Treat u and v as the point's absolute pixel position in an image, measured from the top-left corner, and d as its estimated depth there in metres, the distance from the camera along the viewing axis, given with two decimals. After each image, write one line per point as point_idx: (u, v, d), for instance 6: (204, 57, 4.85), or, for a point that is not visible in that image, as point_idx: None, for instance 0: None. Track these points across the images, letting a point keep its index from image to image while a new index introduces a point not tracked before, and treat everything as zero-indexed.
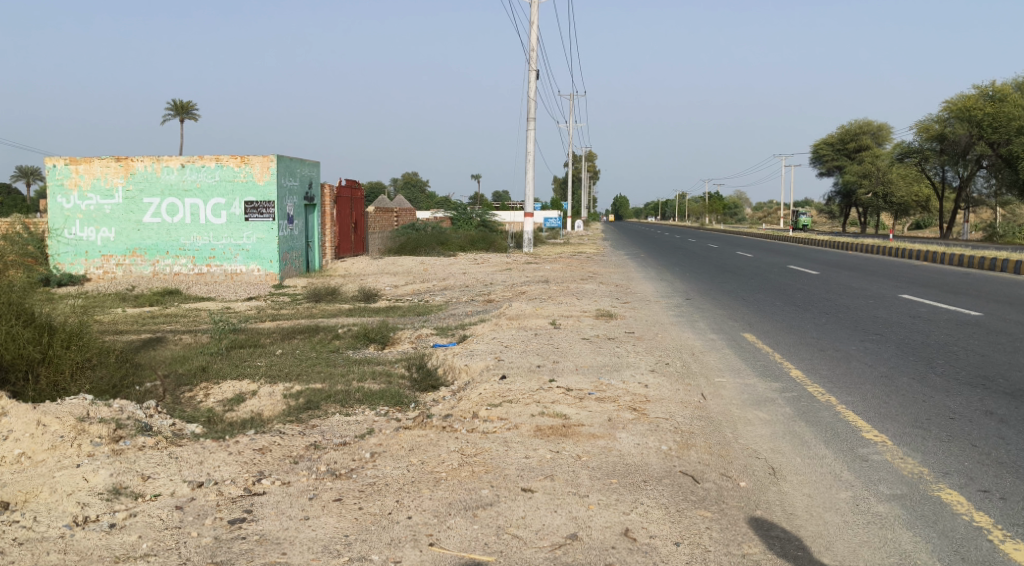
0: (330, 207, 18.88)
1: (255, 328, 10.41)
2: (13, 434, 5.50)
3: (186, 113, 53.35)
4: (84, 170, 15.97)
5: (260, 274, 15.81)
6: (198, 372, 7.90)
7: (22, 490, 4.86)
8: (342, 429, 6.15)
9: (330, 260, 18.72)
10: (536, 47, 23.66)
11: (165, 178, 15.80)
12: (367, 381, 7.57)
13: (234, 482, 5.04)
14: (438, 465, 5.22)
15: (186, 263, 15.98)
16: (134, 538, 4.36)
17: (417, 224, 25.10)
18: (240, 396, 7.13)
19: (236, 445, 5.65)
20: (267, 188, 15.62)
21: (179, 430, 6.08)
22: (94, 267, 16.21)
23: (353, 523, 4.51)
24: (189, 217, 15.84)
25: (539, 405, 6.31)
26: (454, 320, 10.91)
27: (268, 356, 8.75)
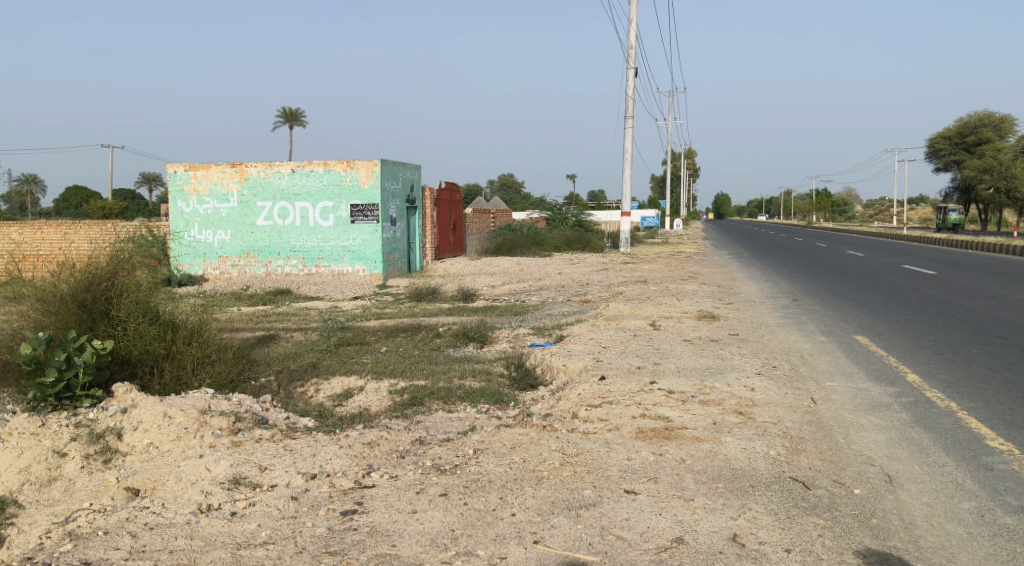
0: (430, 209, 19.23)
1: (360, 326, 10.71)
2: (142, 425, 5.84)
3: (294, 119, 55.24)
4: (202, 175, 16.75)
5: (365, 275, 16.26)
6: (308, 368, 8.20)
7: (150, 479, 5.18)
8: (445, 425, 6.27)
9: (431, 261, 19.06)
10: (635, 44, 23.43)
11: (277, 183, 16.44)
12: (467, 379, 7.69)
13: (345, 475, 5.20)
14: (540, 464, 5.25)
15: (296, 263, 16.56)
16: (254, 526, 4.57)
17: (514, 224, 25.25)
18: (348, 392, 7.35)
19: (346, 438, 5.83)
20: (372, 191, 16.03)
21: (292, 423, 6.32)
22: (212, 267, 17.01)
23: (459, 518, 4.59)
24: (299, 220, 16.42)
25: (641, 407, 6.27)
26: (553, 320, 10.95)
27: (373, 353, 9.00)
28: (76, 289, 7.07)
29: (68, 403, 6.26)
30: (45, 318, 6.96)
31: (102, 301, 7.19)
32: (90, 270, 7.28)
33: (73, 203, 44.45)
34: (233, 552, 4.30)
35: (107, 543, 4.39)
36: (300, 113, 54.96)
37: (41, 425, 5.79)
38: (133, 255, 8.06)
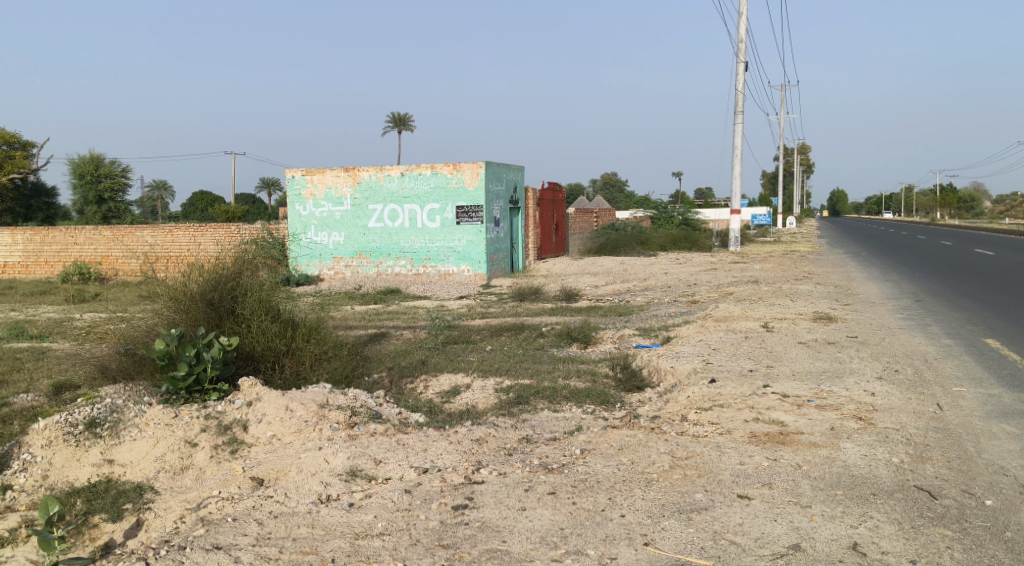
0: (534, 209, 19.34)
1: (466, 325, 10.86)
2: (266, 417, 6.12)
3: (403, 125, 56.57)
4: (318, 180, 17.37)
5: (471, 275, 16.48)
6: (417, 365, 8.38)
7: (274, 470, 5.44)
8: (552, 424, 6.29)
9: (534, 261, 19.16)
10: (745, 38, 22.89)
11: (387, 186, 16.87)
12: (572, 379, 7.69)
13: (456, 470, 5.30)
14: (649, 466, 5.21)
15: (405, 264, 16.94)
16: (371, 518, 4.71)
17: (619, 223, 25.07)
18: (456, 389, 7.48)
19: (456, 435, 5.94)
20: (477, 193, 16.23)
21: (404, 418, 6.48)
22: (327, 268, 17.61)
23: (568, 517, 4.61)
24: (408, 222, 16.80)
25: (753, 411, 6.13)
26: (659, 321, 10.82)
27: (479, 351, 9.11)
28: (205, 289, 7.48)
29: (198, 396, 6.61)
30: (176, 316, 7.38)
31: (228, 299, 7.57)
32: (217, 270, 7.69)
33: (198, 207, 46.82)
34: (351, 542, 4.45)
35: (235, 529, 4.62)
36: (408, 117, 56.27)
37: (174, 416, 6.09)
38: (255, 256, 8.45)
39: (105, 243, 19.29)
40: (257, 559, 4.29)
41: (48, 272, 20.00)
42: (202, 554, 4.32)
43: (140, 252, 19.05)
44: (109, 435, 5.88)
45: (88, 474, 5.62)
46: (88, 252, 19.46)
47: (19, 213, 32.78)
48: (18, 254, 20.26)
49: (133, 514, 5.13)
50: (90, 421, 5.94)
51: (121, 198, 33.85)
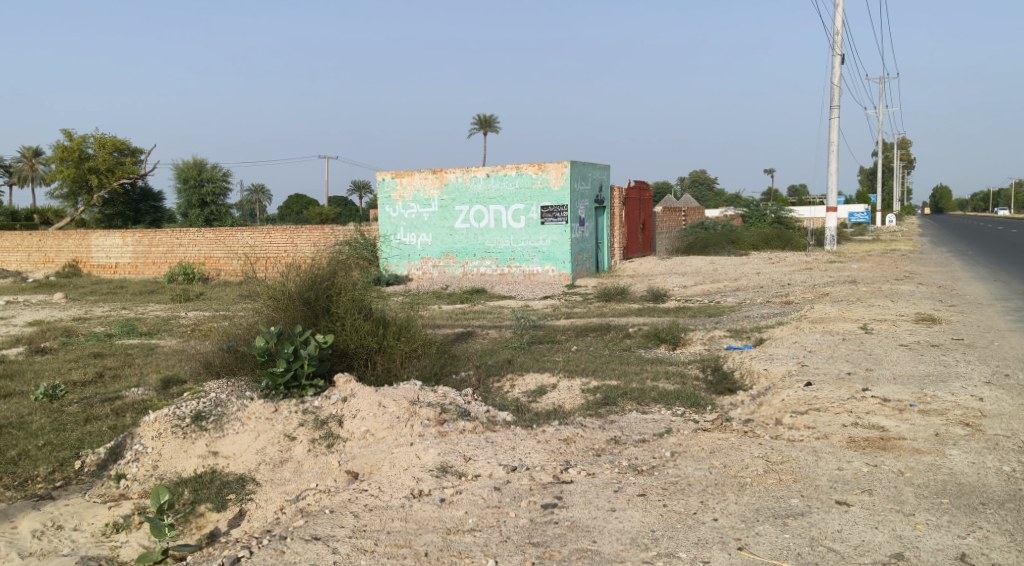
0: (621, 208, 19.21)
1: (552, 325, 10.85)
2: (360, 413, 6.27)
3: (488, 126, 56.95)
4: (407, 182, 17.67)
5: (555, 275, 16.46)
6: (504, 364, 8.44)
7: (368, 464, 5.59)
8: (641, 426, 6.24)
9: (620, 261, 19.03)
10: (841, 30, 22.18)
11: (473, 187, 17.03)
12: (662, 381, 7.60)
13: (545, 469, 5.32)
14: (742, 470, 5.11)
15: (491, 264, 17.06)
16: (461, 513, 4.77)
17: (707, 222, 24.64)
18: (542, 389, 7.50)
19: (544, 434, 5.95)
20: (562, 193, 16.20)
21: (493, 417, 6.53)
22: (415, 268, 17.90)
23: (659, 519, 4.57)
24: (493, 222, 16.92)
25: (852, 415, 5.94)
26: (750, 322, 10.58)
27: (565, 351, 9.10)
28: (301, 288, 7.74)
29: (296, 392, 6.83)
30: (276, 314, 7.68)
31: (323, 299, 7.80)
32: (312, 270, 7.93)
33: (293, 209, 48.26)
34: (444, 537, 4.52)
35: (332, 520, 4.75)
36: (495, 119, 56.64)
37: (275, 411, 6.32)
38: (348, 257, 8.67)
39: (208, 244, 20.10)
40: (354, 551, 4.40)
41: (156, 272, 20.95)
42: (301, 544, 4.46)
43: (240, 253, 19.78)
44: (213, 427, 6.13)
45: (194, 465, 5.87)
46: (192, 253, 20.31)
47: (128, 217, 34.39)
48: (128, 255, 21.29)
49: (236, 504, 5.35)
50: (196, 414, 6.20)
51: (222, 201, 35.16)
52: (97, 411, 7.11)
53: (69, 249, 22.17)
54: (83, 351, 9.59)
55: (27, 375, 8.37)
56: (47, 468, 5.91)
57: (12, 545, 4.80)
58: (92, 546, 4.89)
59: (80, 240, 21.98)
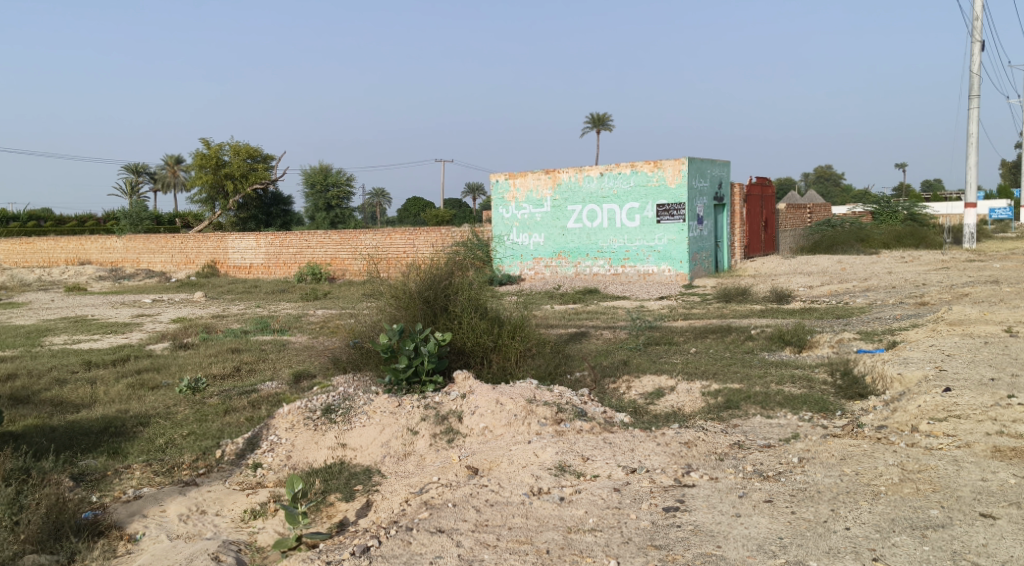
0: (740, 206, 18.74)
1: (670, 326, 10.70)
2: (478, 410, 6.36)
3: (603, 123, 56.58)
4: (520, 183, 17.85)
5: (671, 275, 16.16)
6: (620, 365, 8.37)
7: (488, 460, 5.67)
8: (765, 431, 6.07)
9: (740, 260, 18.55)
10: (982, 15, 20.90)
11: (587, 186, 16.99)
12: (786, 385, 7.38)
13: (665, 472, 5.25)
14: (875, 478, 4.89)
15: (604, 263, 16.94)
16: (582, 513, 4.78)
17: (833, 219, 23.69)
18: (660, 391, 7.41)
19: (664, 436, 5.86)
20: (679, 190, 15.91)
21: (610, 418, 6.49)
22: (528, 268, 18.03)
23: (787, 526, 4.43)
24: (607, 222, 16.81)
25: (997, 423, 5.59)
26: (881, 324, 10.12)
27: (683, 353, 8.95)
28: (421, 287, 7.99)
29: (417, 387, 6.98)
30: (397, 312, 7.93)
31: (442, 298, 7.99)
32: (431, 270, 8.15)
33: (412, 211, 49.43)
34: (565, 535, 4.53)
35: (455, 514, 4.85)
36: (611, 117, 56.16)
37: (398, 406, 6.51)
38: (465, 258, 8.83)
39: (333, 245, 20.86)
40: (477, 545, 4.48)
41: (286, 272, 21.92)
42: (426, 536, 4.58)
43: (363, 254, 20.44)
44: (342, 420, 6.38)
45: (324, 456, 6.10)
46: (319, 254, 21.12)
47: (260, 220, 36.03)
48: (260, 256, 22.36)
49: (363, 495, 5.53)
50: (326, 408, 6.48)
51: (345, 204, 36.36)
52: (235, 403, 7.50)
53: (207, 251, 23.46)
54: (221, 346, 10.16)
55: (172, 368, 8.92)
56: (192, 455, 6.28)
57: (162, 527, 5.13)
58: (232, 530, 5.17)
59: (218, 242, 23.22)
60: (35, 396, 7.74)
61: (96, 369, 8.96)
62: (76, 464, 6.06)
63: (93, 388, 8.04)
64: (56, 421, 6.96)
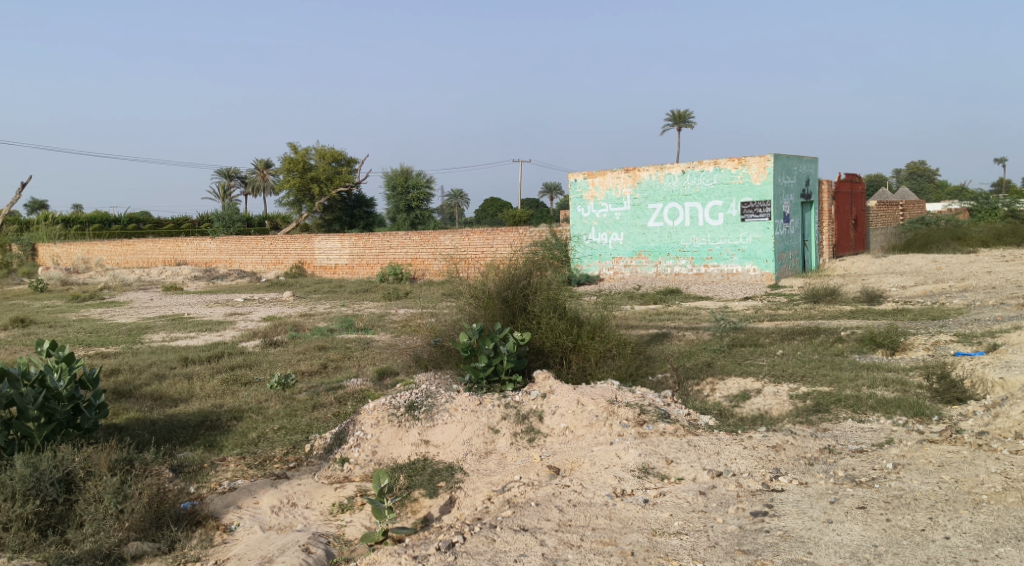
0: (828, 203, 18.23)
1: (755, 327, 10.48)
2: (559, 410, 6.37)
3: (684, 121, 55.84)
4: (599, 182, 17.78)
5: (756, 274, 15.80)
6: (704, 367, 8.24)
7: (569, 460, 5.67)
8: (857, 436, 5.89)
9: (828, 260, 18.03)
10: None
11: (668, 184, 16.80)
12: (879, 388, 7.14)
13: (752, 476, 5.14)
14: (975, 486, 4.70)
15: (686, 263, 16.69)
16: (666, 515, 4.72)
17: (927, 216, 22.80)
18: (746, 393, 7.26)
19: (750, 440, 5.74)
20: (764, 188, 15.57)
21: (694, 420, 6.40)
22: (607, 268, 17.93)
23: (881, 533, 4.29)
24: (688, 220, 16.57)
25: None
26: (980, 326, 9.69)
27: (770, 355, 8.76)
28: (500, 287, 8.05)
29: (497, 386, 7.03)
30: (477, 312, 8.03)
31: (521, 297, 8.02)
32: (510, 270, 8.20)
33: (490, 211, 49.73)
34: (650, 537, 4.49)
35: (538, 513, 4.86)
36: (692, 114, 55.28)
37: (479, 404, 6.57)
38: (544, 257, 8.83)
39: (414, 246, 21.16)
40: (561, 545, 4.48)
41: (369, 272, 22.36)
42: (510, 535, 4.60)
43: (443, 254, 20.68)
44: (424, 417, 6.47)
45: (408, 452, 6.21)
46: (400, 254, 21.45)
47: (345, 222, 36.80)
48: (344, 257, 22.87)
49: (446, 492, 5.59)
50: (409, 404, 6.58)
51: (426, 206, 36.82)
52: (322, 399, 7.69)
53: (294, 252, 24.10)
54: (309, 344, 10.43)
55: (263, 365, 9.21)
56: (282, 450, 6.46)
57: (255, 519, 5.31)
58: (321, 523, 5.30)
59: (304, 243, 23.83)
60: (137, 390, 8.10)
61: (192, 365, 9.32)
62: (175, 456, 6.31)
63: (190, 383, 8.37)
64: (155, 414, 7.26)
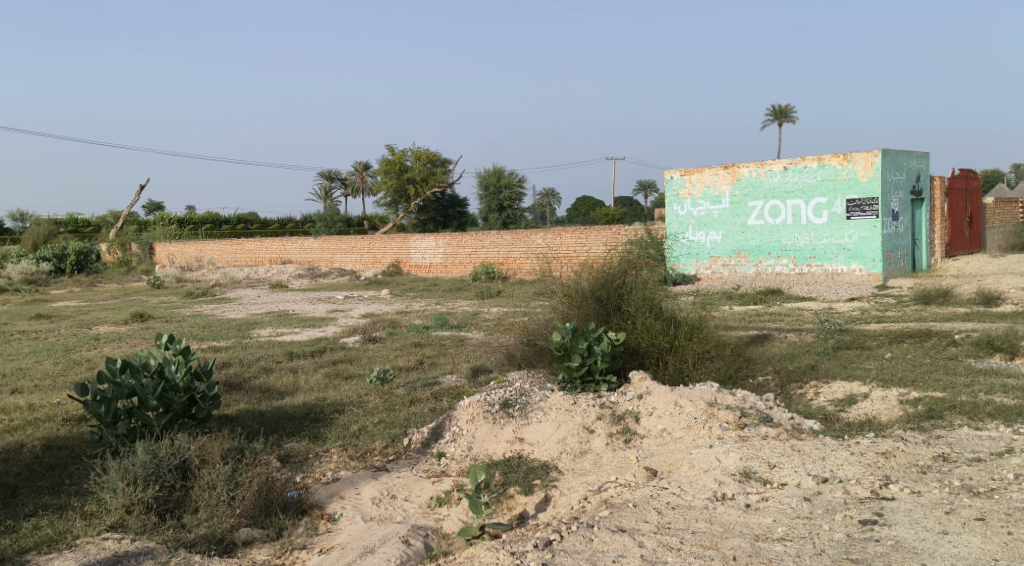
0: (940, 201, 17.42)
1: (861, 329, 10.11)
2: (657, 411, 6.30)
3: (785, 116, 54.32)
4: (696, 179, 17.51)
5: (863, 274, 15.23)
6: (807, 370, 7.99)
7: (667, 462, 5.60)
8: (974, 444, 5.61)
9: (940, 260, 17.23)
10: None
11: (769, 181, 16.38)
12: (997, 394, 6.78)
13: (860, 483, 4.97)
14: None
15: (787, 263, 16.22)
16: (770, 521, 4.61)
17: None
18: (852, 398, 7.01)
19: (858, 445, 5.53)
20: (871, 184, 15.01)
21: (798, 424, 6.22)
22: (704, 267, 17.62)
23: (1002, 548, 4.08)
24: (790, 218, 16.12)
25: None
26: None
27: (877, 358, 8.42)
28: (594, 287, 8.02)
29: (591, 386, 7.02)
30: (571, 311, 8.03)
31: (615, 297, 7.97)
32: (606, 269, 8.13)
33: (582, 211, 49.46)
34: (752, 543, 4.39)
35: (637, 515, 4.82)
36: (793, 108, 53.70)
37: (574, 404, 6.57)
38: (641, 255, 8.74)
39: (507, 245, 21.29)
40: (660, 547, 4.43)
41: (463, 271, 22.63)
42: (608, 535, 4.58)
43: (535, 253, 20.76)
44: (519, 415, 6.51)
45: (503, 449, 6.25)
46: (492, 253, 21.62)
47: (439, 222, 37.26)
48: (439, 256, 23.20)
49: (542, 489, 5.60)
50: (504, 401, 6.63)
51: (518, 205, 36.99)
52: (419, 394, 7.83)
53: (391, 251, 24.61)
54: (406, 341, 10.63)
55: (363, 360, 9.44)
56: (382, 442, 6.61)
57: (357, 509, 5.45)
58: (420, 516, 5.39)
59: (400, 243, 24.30)
60: (246, 383, 8.43)
61: (296, 359, 9.64)
62: (282, 447, 6.54)
63: (295, 377, 8.66)
64: (263, 406, 7.55)
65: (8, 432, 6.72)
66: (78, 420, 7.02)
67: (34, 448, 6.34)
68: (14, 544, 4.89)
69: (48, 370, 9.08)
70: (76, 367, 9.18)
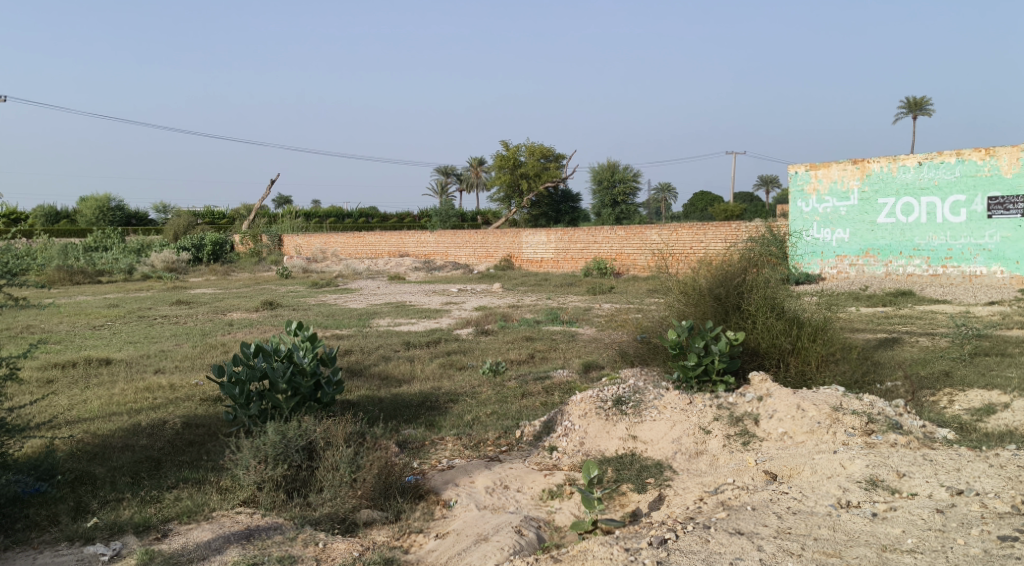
0: None
1: (1002, 335, 9.52)
2: (777, 414, 6.13)
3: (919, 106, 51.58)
4: (822, 174, 16.89)
5: (1004, 277, 14.40)
6: (941, 377, 7.59)
7: (788, 466, 5.44)
8: None
9: None
10: None
11: (901, 177, 15.61)
12: None
13: (999, 497, 4.69)
14: None
15: (921, 263, 15.41)
16: (898, 532, 4.41)
17: None
18: (990, 407, 6.62)
19: (997, 457, 5.22)
20: (1016, 181, 14.15)
21: (930, 433, 5.93)
22: (829, 267, 16.96)
23: None
24: (924, 216, 15.32)
25: None
26: None
27: (1020, 366, 7.93)
28: (713, 284, 7.85)
29: (708, 387, 6.89)
30: (687, 308, 7.89)
31: (734, 295, 7.78)
32: (724, 267, 7.95)
33: (698, 207, 48.38)
34: (879, 553, 4.23)
35: (755, 518, 4.71)
36: (929, 101, 50.87)
37: (690, 403, 6.48)
38: (763, 252, 8.48)
39: (619, 241, 21.19)
40: (780, 552, 4.31)
41: (575, 267, 22.66)
42: (726, 536, 4.49)
43: (650, 249, 20.52)
44: (633, 413, 6.47)
45: (615, 446, 6.22)
46: (605, 249, 21.53)
47: (551, 217, 37.26)
48: (550, 250, 23.28)
49: (655, 488, 5.55)
50: (617, 399, 6.62)
51: (632, 201, 36.58)
52: (531, 387, 7.88)
53: (503, 245, 24.85)
54: (518, 335, 10.71)
55: (476, 352, 9.58)
56: (495, 433, 6.69)
57: (472, 497, 5.54)
58: (532, 507, 5.44)
59: (513, 238, 24.49)
60: (367, 369, 8.73)
61: (413, 349, 9.89)
62: (400, 433, 6.73)
63: (411, 365, 8.90)
64: (382, 393, 7.79)
65: (152, 409, 7.18)
66: (214, 399, 7.44)
67: (175, 424, 6.75)
68: (158, 513, 5.24)
69: (186, 352, 9.64)
70: (212, 351, 9.71)
